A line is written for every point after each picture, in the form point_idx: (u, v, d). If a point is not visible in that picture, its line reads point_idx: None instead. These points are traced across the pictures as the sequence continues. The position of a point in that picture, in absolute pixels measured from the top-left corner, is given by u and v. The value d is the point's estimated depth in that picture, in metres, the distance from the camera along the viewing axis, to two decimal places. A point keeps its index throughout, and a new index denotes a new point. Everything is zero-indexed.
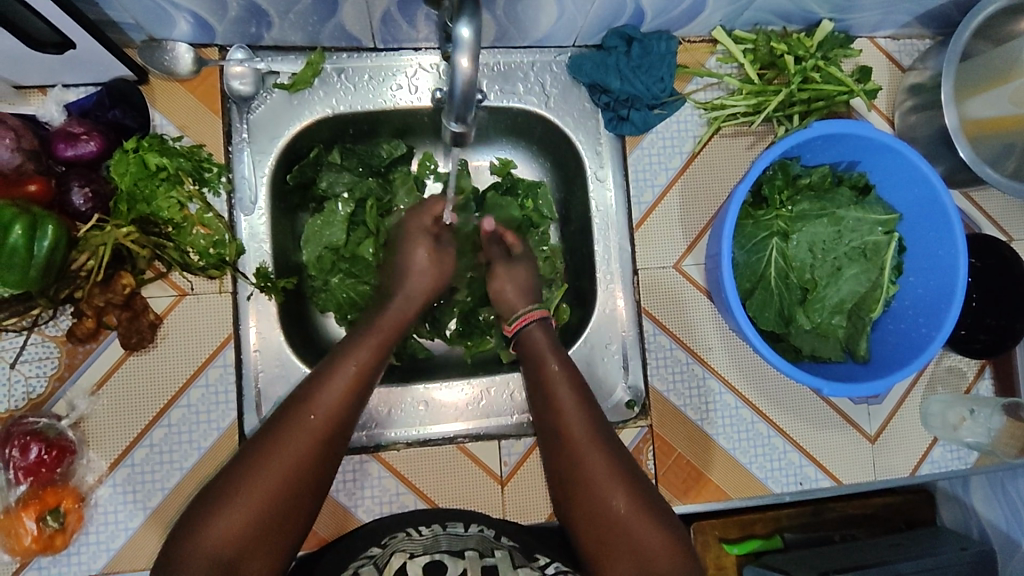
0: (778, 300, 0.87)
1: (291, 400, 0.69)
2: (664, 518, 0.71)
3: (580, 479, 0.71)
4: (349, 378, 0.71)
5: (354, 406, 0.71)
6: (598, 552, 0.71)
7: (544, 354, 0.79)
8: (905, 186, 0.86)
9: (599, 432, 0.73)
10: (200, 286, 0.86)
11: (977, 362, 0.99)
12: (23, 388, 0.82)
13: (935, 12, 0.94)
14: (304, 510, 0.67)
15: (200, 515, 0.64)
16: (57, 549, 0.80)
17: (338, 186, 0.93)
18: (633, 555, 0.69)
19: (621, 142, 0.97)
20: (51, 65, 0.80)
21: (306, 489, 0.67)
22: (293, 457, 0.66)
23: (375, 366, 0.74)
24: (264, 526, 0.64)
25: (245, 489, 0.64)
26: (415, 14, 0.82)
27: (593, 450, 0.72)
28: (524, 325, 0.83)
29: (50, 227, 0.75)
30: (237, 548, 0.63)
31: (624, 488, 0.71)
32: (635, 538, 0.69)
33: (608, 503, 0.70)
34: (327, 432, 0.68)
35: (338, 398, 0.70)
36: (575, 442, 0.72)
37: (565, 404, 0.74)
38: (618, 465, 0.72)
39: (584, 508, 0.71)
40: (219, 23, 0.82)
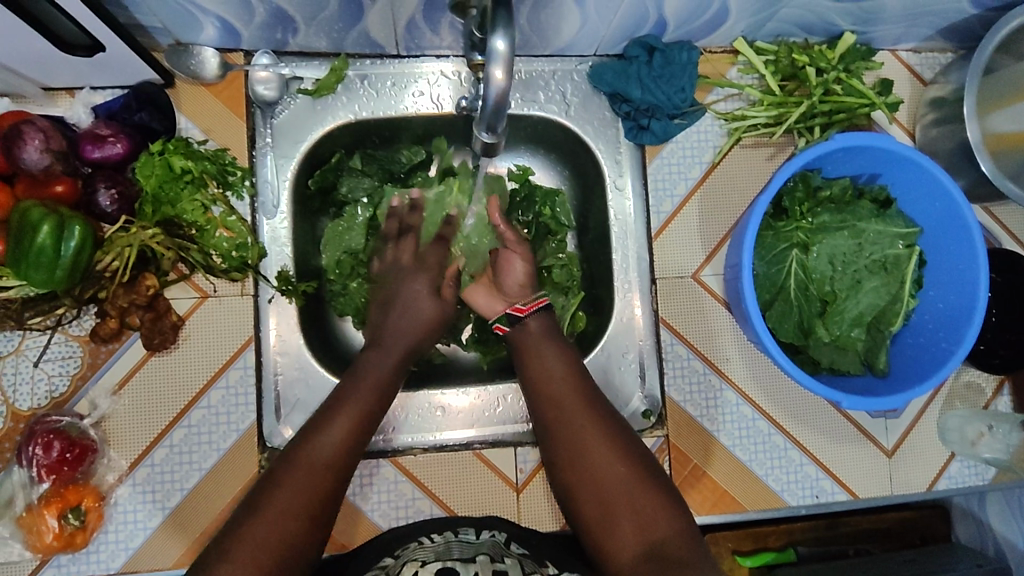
0: (797, 311, 0.87)
1: (293, 445, 0.72)
2: (659, 478, 0.73)
3: (575, 444, 0.74)
4: (348, 420, 0.74)
5: (354, 447, 0.73)
6: (598, 519, 0.71)
7: (535, 333, 0.83)
8: (927, 199, 0.86)
9: (591, 401, 0.78)
10: (222, 288, 0.87)
11: (996, 378, 0.98)
12: (46, 386, 0.83)
13: (958, 26, 0.94)
14: (308, 542, 0.67)
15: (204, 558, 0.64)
16: (78, 546, 0.80)
17: (358, 191, 0.95)
18: (634, 516, 0.69)
19: (641, 151, 0.97)
20: (80, 68, 0.81)
21: (309, 521, 0.67)
22: (298, 496, 0.67)
23: (372, 404, 0.77)
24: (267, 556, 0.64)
25: (252, 527, 0.65)
26: (439, 22, 0.83)
27: (585, 414, 0.76)
28: (529, 313, 0.84)
29: (77, 229, 0.76)
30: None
31: (618, 450, 0.74)
32: (633, 498, 0.70)
33: (603, 466, 0.73)
34: (329, 467, 0.70)
35: (338, 439, 0.72)
36: (569, 408, 0.77)
37: (558, 373, 0.79)
38: (612, 430, 0.75)
39: (582, 474, 0.73)
40: (246, 29, 0.83)
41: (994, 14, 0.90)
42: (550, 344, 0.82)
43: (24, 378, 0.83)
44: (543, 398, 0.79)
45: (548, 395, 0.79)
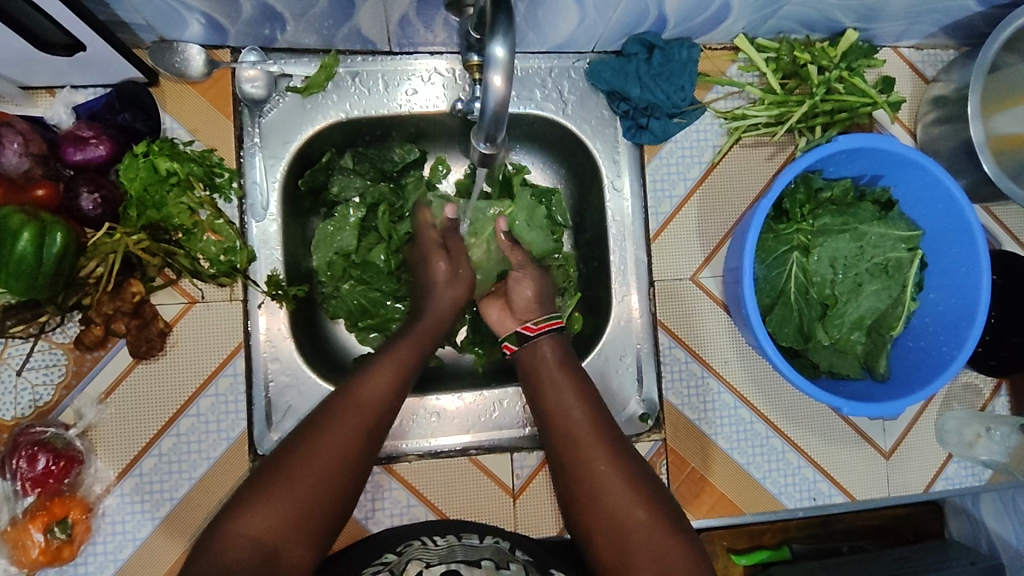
0: (798, 315, 0.86)
1: (338, 393, 0.72)
2: (678, 522, 0.71)
3: (593, 480, 0.72)
4: (394, 380, 0.74)
5: (396, 409, 0.74)
6: (615, 558, 0.70)
7: (549, 360, 0.82)
8: (929, 202, 0.84)
9: (610, 438, 0.75)
10: (211, 293, 0.85)
11: (994, 380, 0.98)
12: (30, 395, 0.81)
13: (961, 23, 0.92)
14: (344, 503, 0.68)
15: (248, 499, 0.64)
16: (65, 560, 0.79)
17: (349, 191, 0.92)
18: (652, 557, 0.68)
19: (640, 150, 0.95)
20: (60, 66, 0.78)
21: (349, 483, 0.68)
22: (344, 449, 0.68)
23: (415, 368, 0.77)
24: (308, 517, 0.65)
25: (298, 474, 0.65)
26: (433, 19, 0.80)
27: (603, 449, 0.74)
28: (540, 335, 0.83)
29: (59, 235, 0.74)
30: (279, 534, 0.63)
31: (636, 491, 0.72)
32: (653, 541, 0.69)
33: (622, 505, 0.71)
34: (374, 424, 0.71)
35: (384, 394, 0.73)
36: (586, 444, 0.75)
37: (572, 407, 0.77)
38: (630, 468, 0.73)
39: (599, 510, 0.71)
40: (233, 25, 0.80)
41: (998, 12, 0.88)
42: (561, 375, 0.80)
43: (7, 387, 0.81)
44: (558, 430, 0.77)
45: (563, 429, 0.76)
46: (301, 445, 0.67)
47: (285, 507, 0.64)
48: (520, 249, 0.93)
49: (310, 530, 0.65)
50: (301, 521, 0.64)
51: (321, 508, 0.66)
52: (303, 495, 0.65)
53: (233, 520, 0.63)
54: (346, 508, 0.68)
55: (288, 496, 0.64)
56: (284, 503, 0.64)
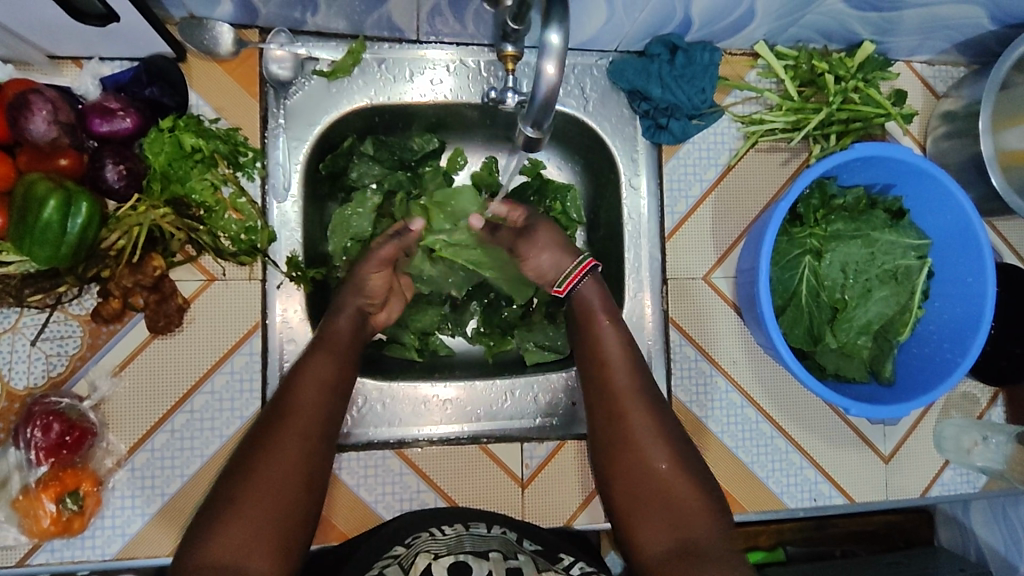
0: (807, 318, 0.88)
1: (269, 411, 0.72)
2: (700, 479, 0.74)
3: (623, 428, 0.76)
4: (323, 383, 0.74)
5: (331, 416, 0.74)
6: (631, 509, 0.74)
7: (593, 300, 0.84)
8: (939, 211, 0.87)
9: (645, 392, 0.78)
10: (230, 271, 0.85)
11: (991, 389, 1.00)
12: (43, 365, 0.81)
13: (975, 41, 0.94)
14: (304, 508, 0.68)
15: (199, 535, 0.64)
16: (75, 532, 0.78)
17: (368, 178, 0.93)
18: (667, 509, 0.72)
19: (657, 150, 0.97)
20: (90, 36, 0.77)
21: (301, 492, 0.68)
22: (284, 462, 0.68)
23: (343, 371, 0.78)
24: (268, 532, 0.65)
25: (245, 496, 0.65)
26: (464, 10, 0.81)
27: (637, 402, 0.77)
28: (575, 287, 0.84)
29: (84, 205, 0.73)
30: (241, 554, 0.63)
31: (664, 445, 0.75)
32: (672, 495, 0.73)
33: (649, 458, 0.75)
34: (308, 431, 0.71)
35: (315, 399, 0.73)
36: (620, 393, 0.78)
37: (613, 357, 0.80)
38: (660, 421, 0.77)
39: (628, 460, 0.75)
40: (264, 6, 0.80)
41: (1011, 31, 0.91)
42: (606, 322, 0.83)
43: (20, 356, 0.80)
44: (595, 377, 0.80)
45: (601, 376, 0.80)
46: (240, 472, 0.67)
47: (236, 533, 0.64)
48: (507, 231, 0.90)
49: (277, 539, 0.65)
50: (265, 535, 0.65)
51: (279, 522, 0.66)
52: (254, 515, 0.65)
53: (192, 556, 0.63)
54: (311, 512, 0.69)
55: (237, 522, 0.64)
56: (239, 528, 0.64)
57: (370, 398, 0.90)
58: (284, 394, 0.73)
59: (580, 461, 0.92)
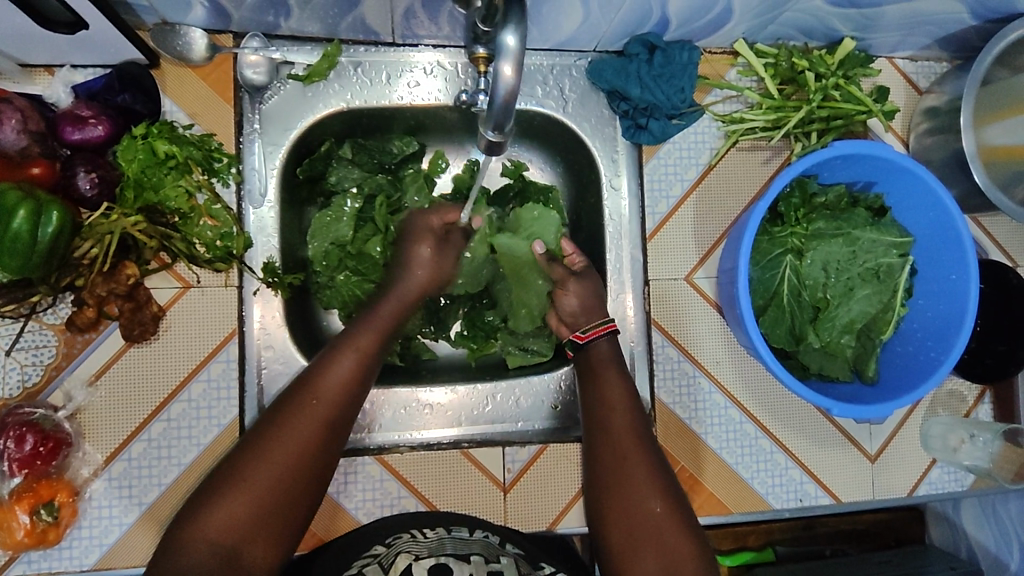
0: (789, 318, 0.87)
1: (297, 388, 0.72)
2: (694, 531, 0.73)
3: (620, 469, 0.76)
4: (353, 372, 0.74)
5: (351, 409, 0.73)
6: (623, 549, 0.72)
7: (603, 352, 0.85)
8: (921, 209, 0.86)
9: (645, 437, 0.79)
10: (206, 278, 0.84)
11: (978, 387, 1.00)
12: (18, 376, 0.80)
13: (956, 36, 0.94)
14: (306, 503, 0.69)
15: (208, 497, 0.65)
16: (50, 543, 0.78)
17: (347, 182, 0.93)
18: (658, 553, 0.70)
19: (638, 150, 0.96)
20: (60, 43, 0.77)
21: (310, 480, 0.69)
22: (302, 447, 0.68)
23: (374, 358, 0.77)
24: (264, 523, 0.65)
25: (258, 476, 0.66)
26: (439, 11, 0.80)
27: (637, 450, 0.77)
28: (596, 338, 0.86)
29: (55, 214, 0.73)
30: (238, 535, 0.64)
31: (659, 490, 0.74)
32: (665, 538, 0.71)
33: (645, 501, 0.73)
34: (329, 421, 0.71)
35: (347, 384, 0.73)
36: (618, 435, 0.78)
37: (614, 400, 0.81)
38: (658, 466, 0.76)
39: (621, 502, 0.74)
40: (237, 10, 0.80)
41: (992, 26, 0.90)
42: (613, 371, 0.84)
43: None
44: (595, 422, 0.81)
45: (602, 420, 0.80)
46: (258, 446, 0.68)
47: (238, 511, 0.64)
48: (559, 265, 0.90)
49: (272, 532, 0.66)
50: (264, 517, 0.65)
51: (280, 510, 0.66)
52: (259, 492, 0.65)
53: (194, 522, 0.64)
54: (310, 506, 0.69)
55: (243, 499, 0.65)
56: (244, 505, 0.65)
57: None
58: (313, 373, 0.73)
59: (561, 463, 0.92)
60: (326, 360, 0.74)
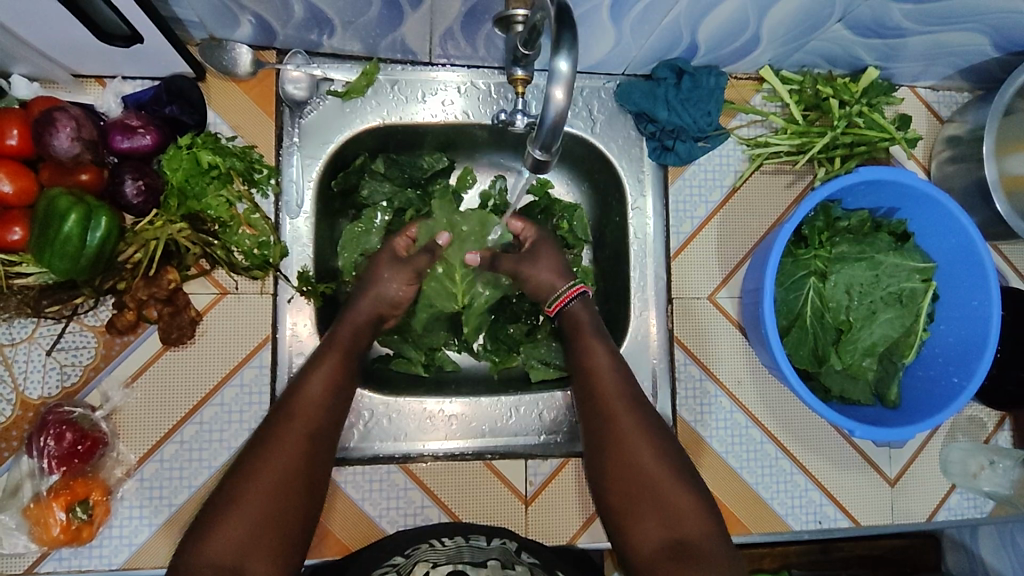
0: (812, 339, 0.88)
1: (278, 410, 0.75)
2: (690, 483, 0.75)
3: (610, 432, 0.77)
4: (326, 389, 0.77)
5: (334, 414, 0.77)
6: (623, 512, 0.75)
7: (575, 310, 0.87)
8: (944, 236, 0.87)
9: (634, 404, 0.79)
10: (243, 285, 0.87)
11: (997, 413, 1.00)
12: (57, 375, 0.82)
13: (978, 68, 0.96)
14: (304, 513, 0.70)
15: (205, 527, 0.66)
16: (83, 540, 0.79)
17: (378, 196, 0.95)
18: (663, 517, 0.73)
19: (663, 171, 0.98)
20: (114, 55, 0.80)
21: (303, 491, 0.70)
22: (290, 463, 0.71)
23: (349, 368, 0.80)
24: (266, 534, 0.67)
25: (252, 492, 0.68)
26: (476, 34, 0.83)
27: (632, 418, 0.78)
28: (564, 307, 0.87)
29: (104, 219, 0.75)
30: (240, 553, 0.65)
31: (650, 448, 0.76)
32: (661, 496, 0.74)
33: (638, 460, 0.76)
34: (311, 436, 0.73)
35: (321, 401, 0.76)
36: (605, 398, 0.79)
37: (596, 365, 0.82)
38: (646, 426, 0.78)
39: (615, 463, 0.76)
40: (283, 29, 0.83)
41: (1014, 58, 0.92)
42: (597, 338, 0.84)
43: (36, 366, 0.82)
44: (582, 387, 0.82)
45: (587, 384, 0.81)
46: (246, 464, 0.70)
47: (245, 521, 0.66)
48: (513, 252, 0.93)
49: (274, 542, 0.67)
50: (264, 533, 0.67)
51: (278, 524, 0.68)
52: (258, 505, 0.67)
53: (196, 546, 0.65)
54: (310, 514, 0.71)
55: (247, 513, 0.67)
56: (241, 524, 0.66)
57: (377, 412, 0.91)
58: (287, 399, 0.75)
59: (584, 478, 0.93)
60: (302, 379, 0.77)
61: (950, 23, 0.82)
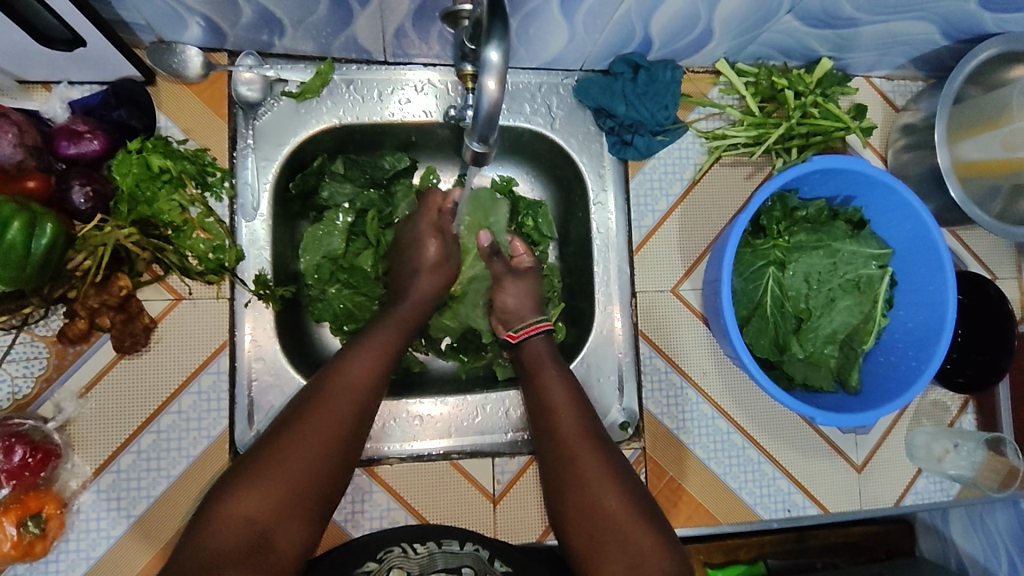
0: (773, 327, 0.89)
1: (326, 374, 0.74)
2: (656, 522, 0.73)
3: (572, 469, 0.76)
4: (377, 367, 0.76)
5: (383, 384, 0.76)
6: (588, 551, 0.72)
7: (536, 351, 0.86)
8: (900, 221, 0.88)
9: (596, 441, 0.78)
10: (198, 290, 0.85)
11: (960, 397, 1.01)
12: (8, 388, 0.81)
13: (929, 56, 0.97)
14: (336, 484, 0.69)
15: (243, 478, 0.65)
16: (36, 556, 0.77)
17: (339, 197, 0.94)
18: (625, 551, 0.70)
19: (624, 166, 0.98)
20: (59, 60, 0.78)
21: (341, 460, 0.69)
22: (337, 428, 0.70)
23: (397, 353, 0.80)
24: (298, 501, 0.66)
25: (295, 452, 0.67)
26: (429, 31, 0.83)
27: (593, 458, 0.76)
28: (530, 337, 0.86)
29: (49, 226, 0.73)
30: (273, 516, 0.64)
31: (614, 486, 0.74)
32: (625, 535, 0.71)
33: (601, 499, 0.73)
34: (362, 404, 0.73)
35: (370, 370, 0.75)
36: (567, 435, 0.78)
37: (559, 402, 0.80)
38: (610, 460, 0.76)
39: (577, 502, 0.74)
40: (232, 30, 0.82)
41: (964, 46, 0.93)
42: (556, 377, 0.83)
43: None
44: (545, 425, 0.80)
45: (550, 422, 0.80)
46: (293, 422, 0.69)
47: (283, 483, 0.65)
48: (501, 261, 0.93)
49: (307, 510, 0.66)
50: (296, 499, 0.66)
51: (314, 489, 0.67)
52: (298, 465, 0.66)
53: (229, 498, 0.64)
54: (340, 488, 0.70)
55: (286, 472, 0.66)
56: (278, 486, 0.65)
57: None
58: (336, 368, 0.74)
59: None
60: (352, 354, 0.76)
61: (899, 11, 0.82)
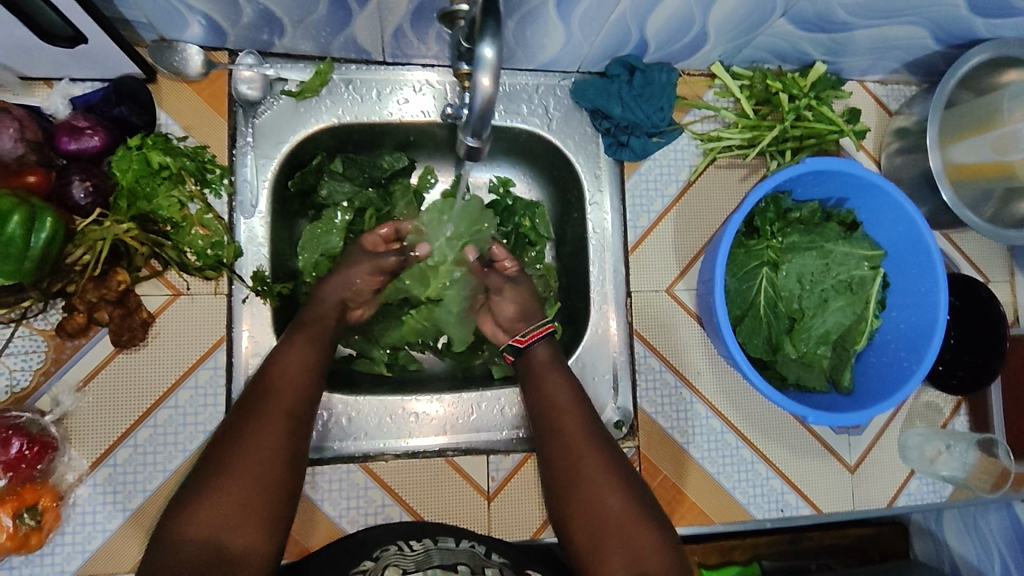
0: (766, 328, 0.90)
1: (258, 386, 0.76)
2: (659, 522, 0.74)
3: (573, 469, 0.77)
4: (303, 372, 0.78)
5: (312, 387, 0.78)
6: (589, 550, 0.73)
7: (539, 350, 0.86)
8: (892, 223, 0.89)
9: (597, 440, 0.79)
10: (196, 286, 0.86)
11: (953, 399, 1.02)
12: (7, 380, 0.81)
13: (922, 61, 0.98)
14: (288, 489, 0.70)
15: (189, 500, 0.67)
16: (32, 547, 0.77)
17: (337, 196, 0.95)
18: (626, 551, 0.71)
19: (619, 167, 0.99)
20: (61, 57, 0.79)
21: (285, 464, 0.71)
22: (276, 438, 0.71)
23: (323, 358, 0.81)
24: (253, 510, 0.67)
25: (241, 466, 0.68)
26: (427, 32, 0.84)
27: (595, 457, 0.77)
28: (534, 342, 0.86)
29: (49, 220, 0.75)
30: (221, 527, 0.65)
31: (616, 485, 0.75)
32: (627, 535, 0.72)
33: (603, 499, 0.74)
34: (293, 409, 0.75)
35: (295, 375, 0.77)
36: (569, 434, 0.79)
37: (562, 402, 0.81)
38: (613, 460, 0.77)
39: (579, 501, 0.75)
40: (233, 29, 0.83)
41: (956, 51, 0.95)
42: (559, 376, 0.84)
43: None
44: (549, 424, 0.81)
45: (553, 421, 0.81)
46: (233, 437, 0.71)
47: (229, 494, 0.66)
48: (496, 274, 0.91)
49: (263, 516, 0.67)
50: (248, 509, 0.67)
51: (266, 495, 0.68)
52: (244, 476, 0.68)
53: (181, 517, 0.65)
54: (293, 492, 0.71)
55: (232, 484, 0.67)
56: (228, 499, 0.66)
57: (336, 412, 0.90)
58: (262, 380, 0.76)
59: None
60: (274, 361, 0.78)
61: (891, 16, 0.84)
